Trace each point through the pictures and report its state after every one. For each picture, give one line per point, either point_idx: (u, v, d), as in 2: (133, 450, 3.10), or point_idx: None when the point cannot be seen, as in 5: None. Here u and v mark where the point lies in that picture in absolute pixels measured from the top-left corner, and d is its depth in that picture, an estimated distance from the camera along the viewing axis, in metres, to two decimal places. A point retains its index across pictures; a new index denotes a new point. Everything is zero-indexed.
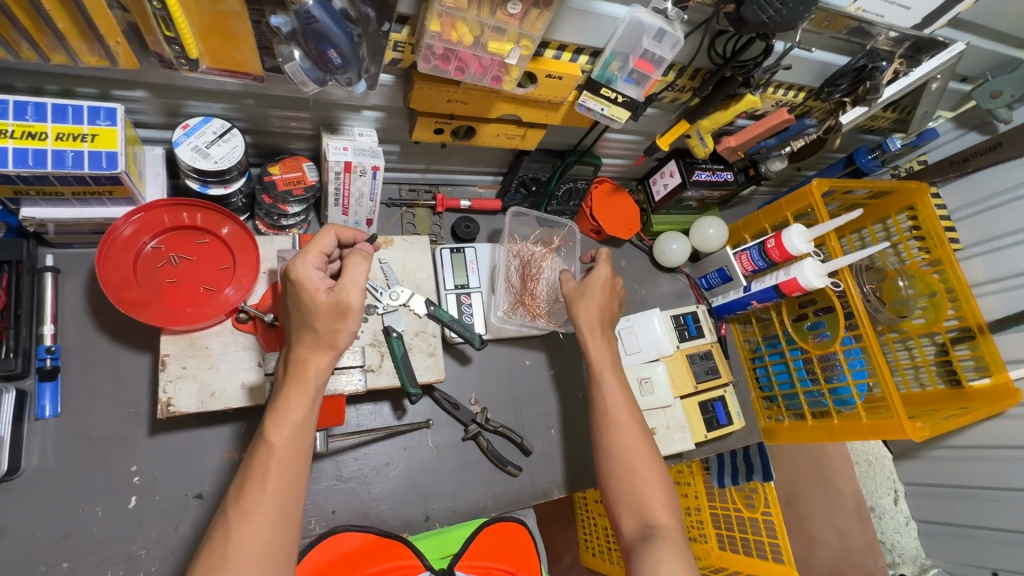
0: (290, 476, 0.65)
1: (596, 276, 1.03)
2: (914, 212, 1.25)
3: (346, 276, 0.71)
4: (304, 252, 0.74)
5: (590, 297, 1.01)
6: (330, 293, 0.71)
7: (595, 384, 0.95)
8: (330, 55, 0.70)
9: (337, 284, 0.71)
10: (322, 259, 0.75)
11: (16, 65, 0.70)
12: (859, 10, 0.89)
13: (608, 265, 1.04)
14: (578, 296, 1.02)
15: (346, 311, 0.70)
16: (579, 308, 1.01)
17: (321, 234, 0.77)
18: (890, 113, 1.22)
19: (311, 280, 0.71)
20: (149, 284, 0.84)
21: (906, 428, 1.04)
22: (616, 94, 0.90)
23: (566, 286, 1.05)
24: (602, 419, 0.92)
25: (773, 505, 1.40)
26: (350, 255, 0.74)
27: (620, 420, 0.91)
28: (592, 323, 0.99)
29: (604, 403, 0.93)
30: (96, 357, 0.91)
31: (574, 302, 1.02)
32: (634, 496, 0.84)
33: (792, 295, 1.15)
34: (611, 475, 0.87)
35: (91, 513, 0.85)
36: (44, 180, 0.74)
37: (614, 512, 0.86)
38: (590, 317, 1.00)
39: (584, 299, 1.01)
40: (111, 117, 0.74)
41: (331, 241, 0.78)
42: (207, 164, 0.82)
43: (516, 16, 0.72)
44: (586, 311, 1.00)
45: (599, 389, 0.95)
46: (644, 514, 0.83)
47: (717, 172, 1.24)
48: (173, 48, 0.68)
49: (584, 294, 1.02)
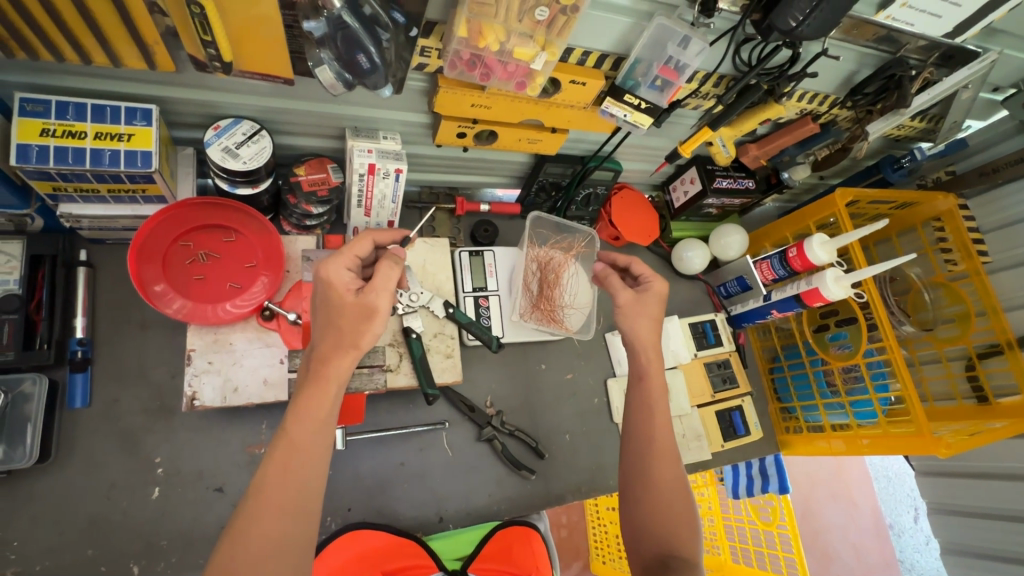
0: (296, 484, 0.62)
1: (653, 290, 0.98)
2: (940, 224, 1.24)
3: (376, 279, 0.73)
4: (337, 254, 0.75)
5: (647, 313, 0.96)
6: (358, 295, 0.72)
7: (642, 410, 0.89)
8: (360, 60, 0.72)
9: (366, 286, 0.73)
10: (354, 263, 0.76)
11: (61, 66, 0.73)
12: (887, 18, 0.87)
13: (664, 280, 1.00)
14: (633, 311, 0.96)
15: (372, 314, 0.71)
16: (636, 326, 0.95)
17: (356, 238, 0.78)
18: (917, 123, 1.19)
19: (341, 280, 0.72)
20: (178, 279, 0.87)
21: (935, 444, 1.01)
22: (639, 100, 0.90)
23: (620, 296, 0.98)
24: (644, 442, 0.85)
25: (789, 520, 1.36)
26: (381, 261, 0.76)
27: (662, 448, 0.84)
28: (651, 350, 0.93)
29: (649, 429, 0.86)
30: (125, 349, 0.94)
31: (634, 315, 0.95)
32: (659, 524, 0.78)
33: (813, 305, 1.13)
34: (638, 496, 0.81)
35: (114, 503, 0.87)
36: (82, 178, 0.76)
37: (633, 534, 0.80)
38: (653, 346, 0.93)
39: (642, 314, 0.95)
40: (147, 118, 0.77)
41: (365, 247, 0.79)
42: (236, 164, 0.83)
43: (543, 23, 0.73)
44: (647, 336, 0.94)
45: (646, 414, 0.88)
46: (664, 544, 0.76)
47: (739, 180, 1.22)
48: (208, 51, 0.70)
49: (642, 307, 0.96)
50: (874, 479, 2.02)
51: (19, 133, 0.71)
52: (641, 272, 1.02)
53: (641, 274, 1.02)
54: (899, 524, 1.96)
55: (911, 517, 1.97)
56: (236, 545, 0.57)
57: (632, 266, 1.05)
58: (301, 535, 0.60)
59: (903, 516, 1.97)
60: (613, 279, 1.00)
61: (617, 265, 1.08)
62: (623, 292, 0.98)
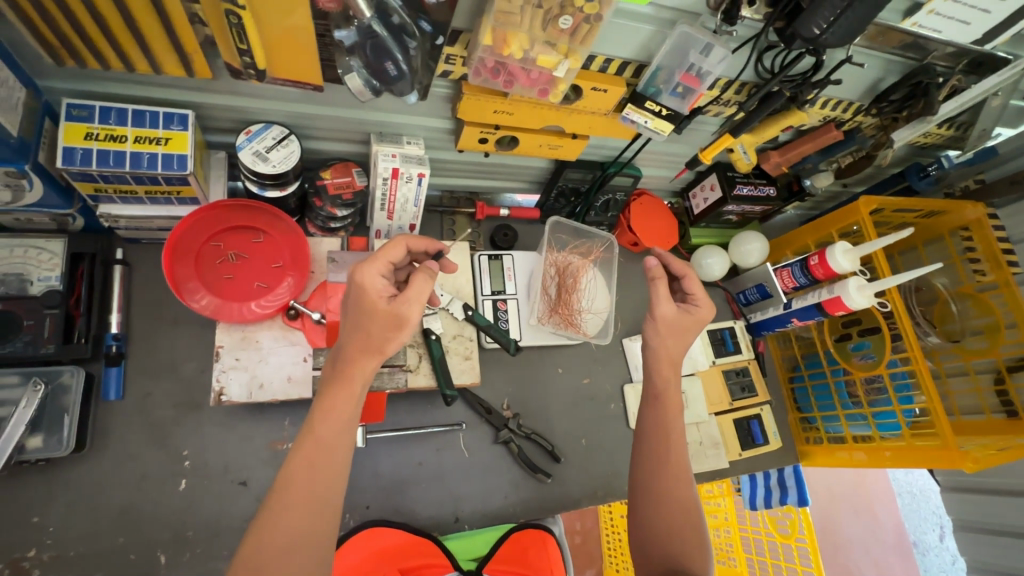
0: (307, 491, 0.62)
1: (695, 314, 0.94)
2: (967, 233, 1.22)
3: (409, 289, 0.73)
4: (373, 259, 0.74)
5: (678, 332, 0.92)
6: (390, 303, 0.72)
7: (656, 427, 0.86)
8: (387, 67, 0.76)
9: (399, 295, 0.72)
10: (387, 269, 0.75)
11: (106, 74, 0.76)
12: (914, 25, 0.86)
13: (713, 309, 0.95)
14: (667, 331, 0.91)
15: (402, 323, 0.71)
16: (660, 341, 0.91)
17: (392, 243, 0.77)
18: (945, 131, 1.17)
19: (374, 287, 0.72)
20: (209, 278, 0.90)
21: (961, 458, 0.99)
22: (660, 107, 0.91)
23: (660, 308, 0.92)
24: (658, 461, 0.82)
25: (808, 533, 1.31)
26: (416, 271, 0.75)
27: (677, 468, 0.82)
28: (668, 369, 0.89)
29: (663, 448, 0.83)
30: (157, 345, 0.97)
31: (664, 331, 0.91)
32: (669, 544, 0.75)
33: (834, 313, 1.12)
34: (647, 514, 0.78)
35: (144, 493, 0.90)
36: (121, 179, 0.80)
37: (642, 550, 0.77)
38: (669, 363, 0.90)
39: (670, 331, 0.91)
40: (183, 123, 0.81)
41: (400, 252, 0.78)
42: (266, 168, 0.86)
43: (567, 31, 0.74)
44: (667, 354, 0.90)
45: (659, 431, 0.85)
46: (680, 565, 0.73)
47: (760, 187, 1.22)
48: (244, 59, 0.73)
49: (676, 325, 0.92)
50: (897, 495, 1.97)
51: (65, 137, 0.75)
52: (692, 289, 0.95)
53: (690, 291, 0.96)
54: (924, 542, 1.88)
55: (936, 535, 1.87)
56: (256, 546, 0.59)
57: (685, 279, 0.97)
58: (317, 544, 0.61)
59: (928, 534, 1.88)
60: (661, 288, 0.92)
61: (669, 270, 1.00)
62: (664, 306, 0.92)
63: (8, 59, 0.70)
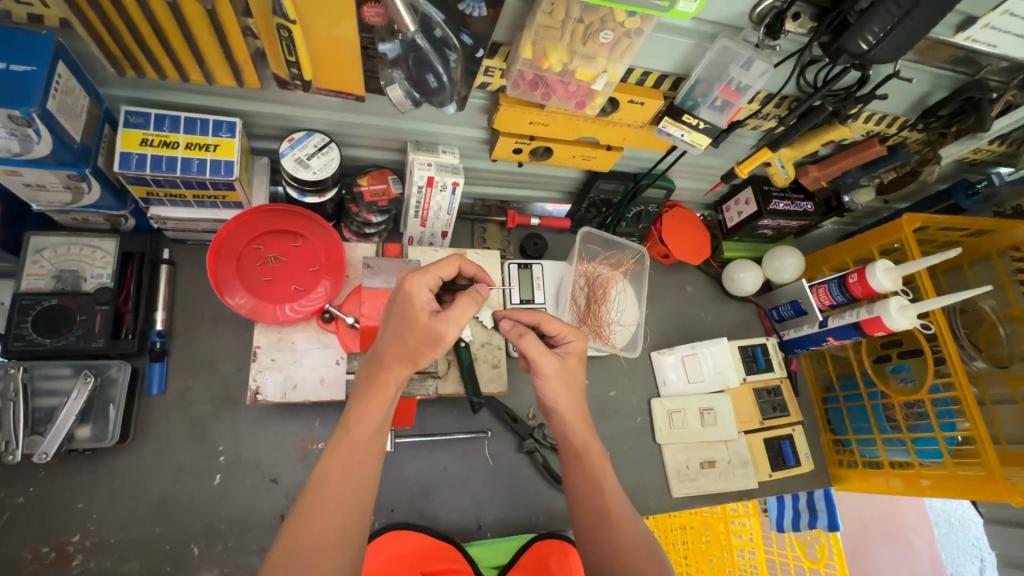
0: (338, 492, 0.63)
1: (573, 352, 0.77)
2: (1020, 251, 1.15)
3: (453, 309, 0.71)
4: (422, 271, 0.73)
5: (568, 380, 0.75)
6: (431, 318, 0.70)
7: (589, 486, 0.71)
8: (428, 78, 0.75)
9: (441, 312, 0.70)
10: (436, 283, 0.74)
11: (162, 83, 0.80)
12: (967, 39, 0.83)
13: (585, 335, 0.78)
14: (563, 385, 0.74)
15: (438, 340, 0.69)
16: (557, 400, 0.74)
17: (445, 260, 0.76)
18: (996, 146, 1.13)
19: (420, 299, 0.71)
20: (249, 279, 0.93)
21: (1009, 491, 0.94)
22: (697, 120, 0.90)
23: (541, 364, 0.73)
24: (605, 534, 0.68)
25: (840, 561, 1.20)
26: (463, 291, 0.73)
27: (625, 524, 0.69)
28: (580, 423, 0.74)
29: (602, 506, 0.69)
30: (198, 342, 1.01)
31: (551, 386, 0.73)
32: None
33: (874, 334, 1.08)
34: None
35: (181, 486, 0.93)
36: (172, 184, 0.84)
37: None
38: (577, 415, 0.74)
39: (563, 384, 0.74)
40: (231, 130, 0.84)
41: (452, 271, 0.76)
42: (307, 174, 0.89)
43: (606, 45, 0.75)
44: (573, 408, 0.74)
45: (596, 490, 0.70)
46: None
47: (797, 202, 1.20)
48: (292, 70, 0.76)
49: (562, 372, 0.74)
50: (934, 523, 1.81)
51: (123, 143, 0.79)
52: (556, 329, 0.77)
53: (555, 333, 0.77)
54: None
55: (976, 568, 1.73)
56: (284, 554, 0.59)
57: (542, 323, 0.78)
58: (348, 549, 0.61)
59: (967, 568, 1.75)
60: (531, 341, 0.73)
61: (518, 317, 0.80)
62: (545, 360, 0.73)
63: (76, 69, 0.74)
